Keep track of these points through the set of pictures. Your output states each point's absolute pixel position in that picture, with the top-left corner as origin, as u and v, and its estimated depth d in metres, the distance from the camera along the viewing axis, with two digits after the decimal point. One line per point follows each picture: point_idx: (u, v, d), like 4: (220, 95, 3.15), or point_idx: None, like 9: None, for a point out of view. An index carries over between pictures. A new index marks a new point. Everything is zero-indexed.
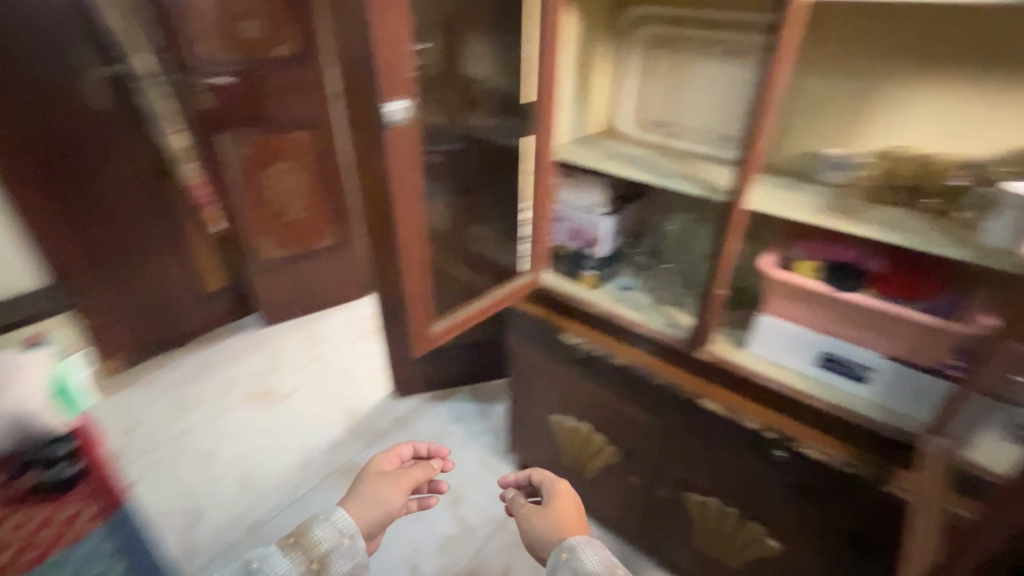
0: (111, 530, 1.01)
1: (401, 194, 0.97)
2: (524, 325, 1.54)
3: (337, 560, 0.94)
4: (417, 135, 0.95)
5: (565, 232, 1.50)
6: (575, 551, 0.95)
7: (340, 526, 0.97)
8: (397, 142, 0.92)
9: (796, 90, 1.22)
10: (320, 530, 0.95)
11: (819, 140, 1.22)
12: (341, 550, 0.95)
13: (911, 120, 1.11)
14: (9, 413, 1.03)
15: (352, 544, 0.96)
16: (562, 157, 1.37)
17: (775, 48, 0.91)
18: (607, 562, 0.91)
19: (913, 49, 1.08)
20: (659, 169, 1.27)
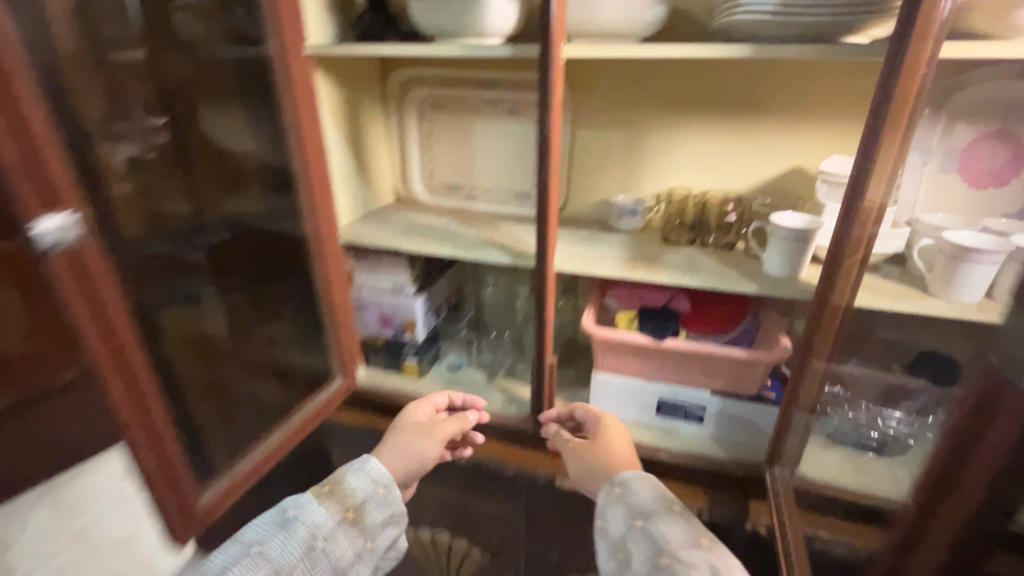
0: None
1: (101, 357, 0.61)
2: (348, 438, 1.28)
3: (367, 512, 0.87)
4: (103, 260, 0.60)
5: (374, 320, 1.28)
6: (640, 482, 0.84)
7: (372, 478, 0.90)
8: (61, 280, 0.56)
9: (576, 144, 1.22)
10: (353, 483, 0.88)
11: (607, 188, 1.24)
12: (374, 501, 0.88)
13: (679, 163, 1.16)
14: None
15: (387, 495, 0.90)
16: (350, 238, 1.17)
17: (545, 105, 0.85)
18: (663, 497, 0.81)
19: (662, 97, 1.13)
20: (462, 238, 1.14)
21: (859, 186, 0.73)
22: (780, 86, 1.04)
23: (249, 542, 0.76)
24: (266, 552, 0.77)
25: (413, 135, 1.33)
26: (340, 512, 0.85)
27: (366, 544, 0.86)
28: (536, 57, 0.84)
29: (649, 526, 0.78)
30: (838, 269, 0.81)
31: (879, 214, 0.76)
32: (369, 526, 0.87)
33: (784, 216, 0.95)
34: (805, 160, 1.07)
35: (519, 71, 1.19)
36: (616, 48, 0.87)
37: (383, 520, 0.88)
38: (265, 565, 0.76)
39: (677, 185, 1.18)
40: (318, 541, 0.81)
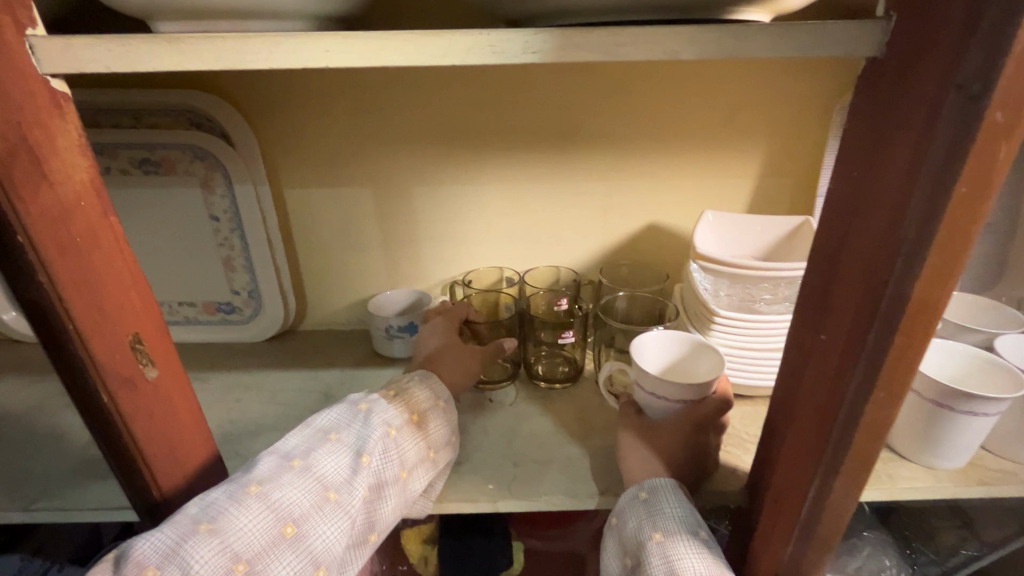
0: None
1: None
2: None
3: (436, 422, 0.49)
4: None
5: None
6: (677, 493, 0.44)
7: (432, 388, 0.51)
8: None
9: (290, 216, 0.68)
10: (416, 389, 0.50)
11: (368, 283, 0.72)
12: (437, 413, 0.50)
13: (477, 234, 0.69)
14: None
15: (450, 411, 0.51)
16: None
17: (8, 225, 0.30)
18: (692, 518, 0.42)
19: (416, 125, 0.62)
20: (40, 463, 0.53)
21: (867, 339, 0.30)
22: (607, 104, 0.60)
23: (323, 424, 0.45)
24: (342, 437, 0.44)
25: None
26: (402, 412, 0.47)
27: (430, 456, 0.48)
28: None
29: (669, 551, 0.40)
30: (811, 487, 0.36)
31: (914, 374, 0.30)
32: (434, 436, 0.48)
33: (643, 353, 0.53)
34: (662, 214, 0.67)
35: (136, 90, 0.60)
36: (210, 46, 0.30)
37: (451, 437, 0.50)
38: (341, 451, 0.43)
39: (479, 266, 0.71)
40: (390, 433, 0.45)
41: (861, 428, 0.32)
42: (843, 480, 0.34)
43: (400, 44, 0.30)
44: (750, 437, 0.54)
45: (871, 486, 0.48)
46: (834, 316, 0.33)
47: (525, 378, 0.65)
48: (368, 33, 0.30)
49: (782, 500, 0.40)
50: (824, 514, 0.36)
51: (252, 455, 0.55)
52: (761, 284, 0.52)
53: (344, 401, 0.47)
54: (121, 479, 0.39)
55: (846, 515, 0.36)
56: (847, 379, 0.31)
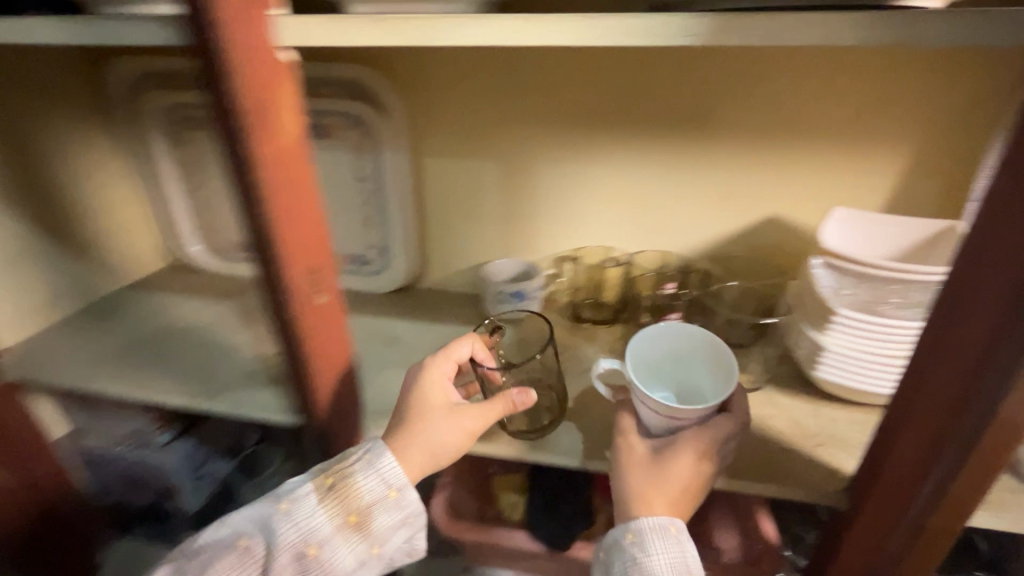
0: None
1: None
2: None
3: (380, 520, 0.49)
4: None
5: (116, 484, 0.77)
6: (670, 531, 0.46)
7: (380, 478, 0.49)
8: None
9: (422, 182, 0.75)
10: (359, 482, 0.49)
11: (481, 251, 0.78)
12: (384, 506, 0.49)
13: (586, 213, 0.72)
14: None
15: (401, 501, 0.49)
16: (16, 374, 0.66)
17: (245, 162, 0.38)
18: (679, 561, 0.45)
19: (543, 104, 0.66)
20: (218, 367, 0.66)
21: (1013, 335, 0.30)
22: (738, 91, 0.60)
23: (241, 528, 0.48)
24: (254, 547, 0.47)
25: (166, 169, 0.80)
26: (335, 517, 0.48)
27: (373, 552, 0.49)
28: (198, 52, 0.36)
29: None
30: (935, 473, 0.37)
31: None
32: (378, 532, 0.49)
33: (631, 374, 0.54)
34: (784, 208, 0.65)
35: (310, 64, 0.69)
36: (406, 27, 0.36)
37: (400, 529, 0.50)
38: (251, 563, 0.47)
39: (586, 245, 0.75)
40: (310, 547, 0.47)
41: (1000, 418, 0.32)
42: (972, 471, 0.35)
43: (565, 28, 0.34)
44: (853, 443, 0.53)
45: (988, 512, 0.45)
46: (975, 311, 0.33)
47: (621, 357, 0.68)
48: (537, 15, 0.34)
49: (894, 488, 0.41)
50: (947, 498, 0.37)
51: (378, 388, 0.64)
52: (892, 286, 0.50)
53: (279, 492, 0.49)
54: (294, 381, 0.51)
55: (971, 506, 0.37)
56: (988, 371, 0.32)
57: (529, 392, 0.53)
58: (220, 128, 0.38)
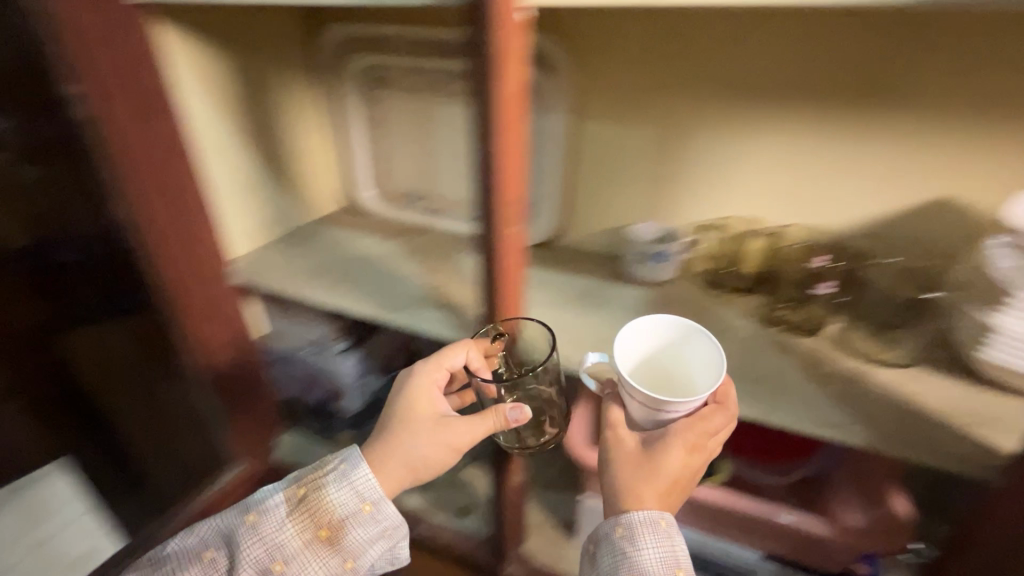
0: None
1: None
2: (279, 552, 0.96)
3: (349, 534, 0.57)
4: None
5: (295, 380, 0.94)
6: (661, 524, 0.50)
7: (356, 494, 0.57)
8: None
9: (578, 142, 0.81)
10: (333, 498, 0.57)
11: (623, 213, 0.83)
12: (358, 520, 0.57)
13: (736, 181, 0.74)
14: None
15: (377, 515, 0.57)
16: (244, 276, 0.82)
17: (489, 99, 0.46)
18: (667, 553, 0.49)
19: (712, 70, 0.69)
20: (395, 289, 0.78)
21: None
22: (921, 61, 0.60)
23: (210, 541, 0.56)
24: (216, 559, 0.55)
25: (356, 117, 0.93)
26: (311, 530, 0.56)
27: (347, 565, 0.57)
28: (468, 6, 0.44)
29: None
30: None
31: None
32: (352, 545, 0.57)
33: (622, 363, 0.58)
34: (957, 187, 0.64)
35: None
36: None
37: (367, 544, 0.57)
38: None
39: (731, 213, 0.77)
40: (278, 561, 0.55)
41: None
42: None
43: None
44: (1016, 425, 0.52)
45: None
46: None
47: (762, 321, 0.70)
48: None
49: None
50: None
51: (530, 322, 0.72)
52: None
53: (249, 505, 0.57)
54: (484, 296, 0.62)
55: None
56: None
57: (523, 409, 0.57)
58: (472, 71, 0.46)
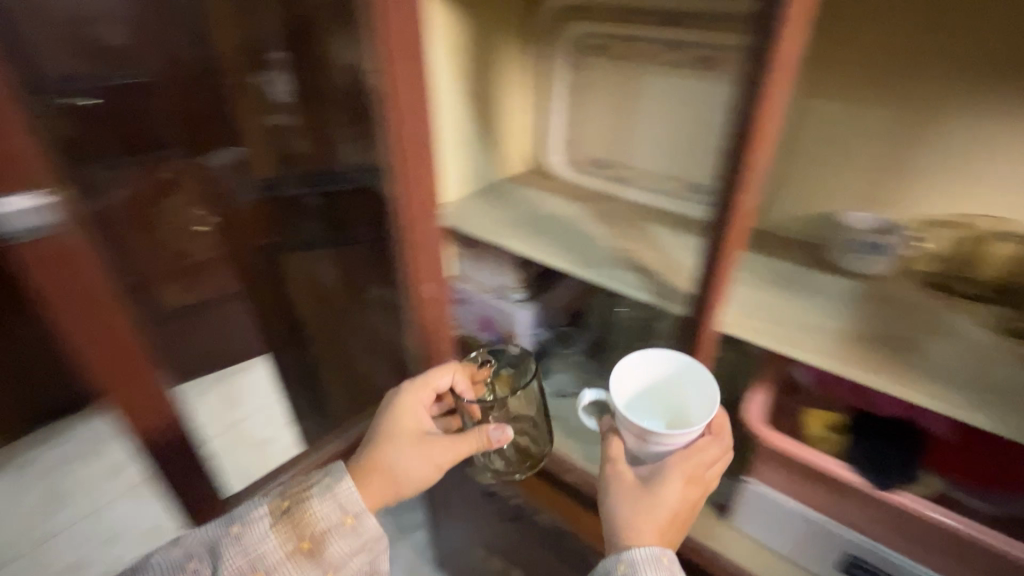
0: None
1: (114, 375, 0.62)
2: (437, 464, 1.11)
3: (332, 545, 0.66)
4: (96, 276, 0.56)
5: (474, 319, 1.06)
6: (663, 560, 0.61)
7: (342, 504, 0.68)
8: (54, 304, 0.54)
9: (801, 125, 0.80)
10: (317, 510, 0.67)
11: (837, 202, 0.81)
12: (340, 532, 0.67)
13: (983, 177, 0.70)
14: None
15: (359, 527, 0.68)
16: (452, 222, 0.93)
17: (767, 69, 0.47)
18: None
19: (983, 58, 0.66)
20: (590, 248, 0.84)
21: None
22: None
23: (185, 555, 0.64)
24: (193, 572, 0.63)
25: (562, 83, 0.97)
26: (295, 541, 0.65)
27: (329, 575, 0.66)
28: None
29: None
30: None
31: None
32: (332, 558, 0.66)
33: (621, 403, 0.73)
34: None
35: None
36: None
37: (347, 555, 0.67)
38: None
39: (972, 212, 0.72)
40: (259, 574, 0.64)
41: None
42: None
43: None
44: None
45: None
46: None
47: (998, 332, 0.65)
48: None
49: None
50: None
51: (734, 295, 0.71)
52: None
53: (233, 518, 0.67)
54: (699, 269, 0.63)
55: None
56: None
57: (503, 430, 0.77)
58: (755, 40, 0.48)
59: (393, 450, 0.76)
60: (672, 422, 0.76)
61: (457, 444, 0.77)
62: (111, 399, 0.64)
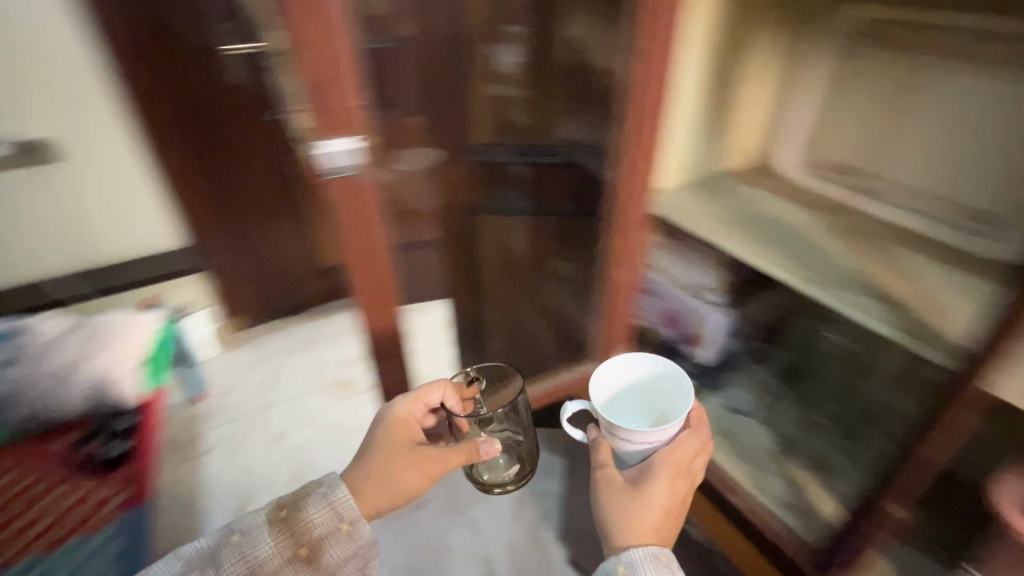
0: (122, 528, 0.97)
1: (369, 300, 0.74)
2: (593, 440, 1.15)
3: (330, 550, 0.70)
4: (375, 215, 0.67)
5: (657, 313, 1.06)
6: (661, 559, 0.66)
7: (337, 512, 0.71)
8: (347, 235, 0.67)
9: None
10: (314, 517, 0.70)
11: None
12: (336, 539, 0.70)
13: None
14: (96, 380, 1.09)
15: (354, 533, 0.71)
16: (664, 212, 0.91)
17: None
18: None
19: None
20: (825, 267, 0.77)
21: None
22: None
23: (185, 566, 0.68)
24: None
25: (819, 73, 0.85)
26: (296, 548, 0.69)
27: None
28: None
29: None
30: None
31: None
32: (330, 563, 0.69)
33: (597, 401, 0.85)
34: None
35: None
36: None
37: (344, 559, 0.70)
38: None
39: None
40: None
41: None
42: None
43: None
44: None
45: None
46: None
47: None
48: None
49: None
50: None
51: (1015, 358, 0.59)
52: None
53: (230, 529, 0.70)
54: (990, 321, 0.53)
55: None
56: None
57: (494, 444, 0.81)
58: None
59: (386, 460, 0.78)
60: (657, 421, 0.89)
61: (449, 456, 0.80)
62: (360, 315, 0.76)
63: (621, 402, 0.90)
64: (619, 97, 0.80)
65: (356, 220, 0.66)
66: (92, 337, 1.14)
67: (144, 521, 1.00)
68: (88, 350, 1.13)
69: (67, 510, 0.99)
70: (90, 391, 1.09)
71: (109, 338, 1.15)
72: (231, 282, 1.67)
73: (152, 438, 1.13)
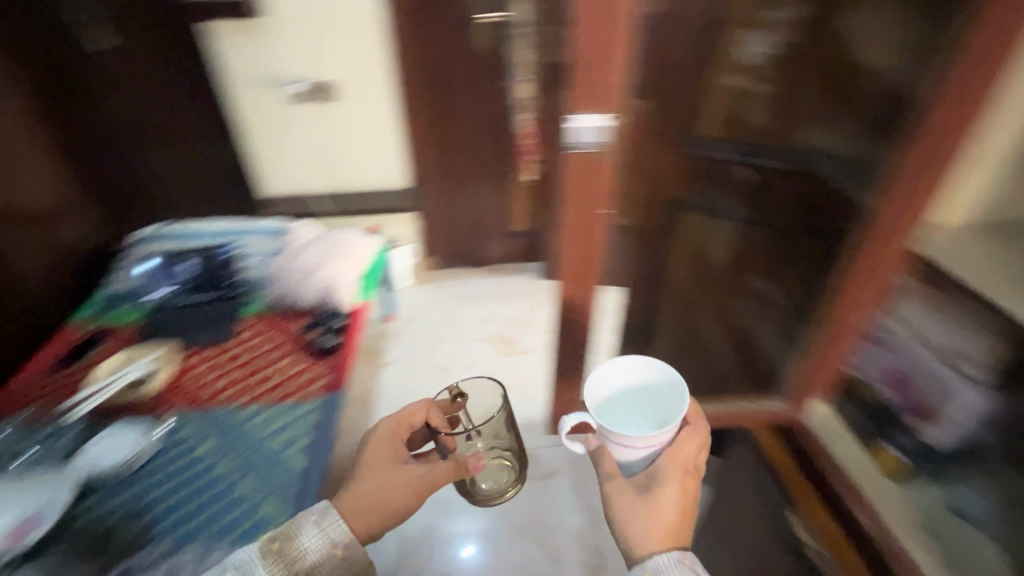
0: (321, 405, 1.16)
1: (573, 273, 0.77)
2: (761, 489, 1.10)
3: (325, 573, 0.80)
4: (601, 194, 0.68)
5: (884, 371, 0.98)
6: (683, 562, 0.77)
7: (329, 538, 0.81)
8: (570, 211, 0.69)
9: None
10: (307, 544, 0.80)
11: None
12: (329, 562, 0.81)
13: None
14: (329, 284, 1.34)
15: (345, 555, 0.81)
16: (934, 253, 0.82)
17: None
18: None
19: None
20: None
21: None
22: None
23: None
24: None
25: None
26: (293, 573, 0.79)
27: None
28: None
29: None
30: None
31: None
32: None
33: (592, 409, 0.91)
34: None
35: None
36: None
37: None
38: None
39: None
40: None
41: None
42: None
43: None
44: None
45: None
46: None
47: None
48: None
49: None
50: None
51: None
52: None
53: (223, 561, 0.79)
54: None
55: None
56: None
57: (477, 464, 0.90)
58: None
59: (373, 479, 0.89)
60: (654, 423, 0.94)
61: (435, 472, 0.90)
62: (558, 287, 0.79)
63: (617, 403, 0.96)
64: (922, 117, 0.70)
65: (585, 199, 0.68)
66: (332, 246, 1.40)
67: (337, 404, 1.17)
68: (327, 256, 1.38)
69: (290, 376, 1.21)
70: (322, 291, 1.35)
71: (343, 250, 1.39)
72: (436, 226, 1.85)
73: (356, 339, 1.33)
